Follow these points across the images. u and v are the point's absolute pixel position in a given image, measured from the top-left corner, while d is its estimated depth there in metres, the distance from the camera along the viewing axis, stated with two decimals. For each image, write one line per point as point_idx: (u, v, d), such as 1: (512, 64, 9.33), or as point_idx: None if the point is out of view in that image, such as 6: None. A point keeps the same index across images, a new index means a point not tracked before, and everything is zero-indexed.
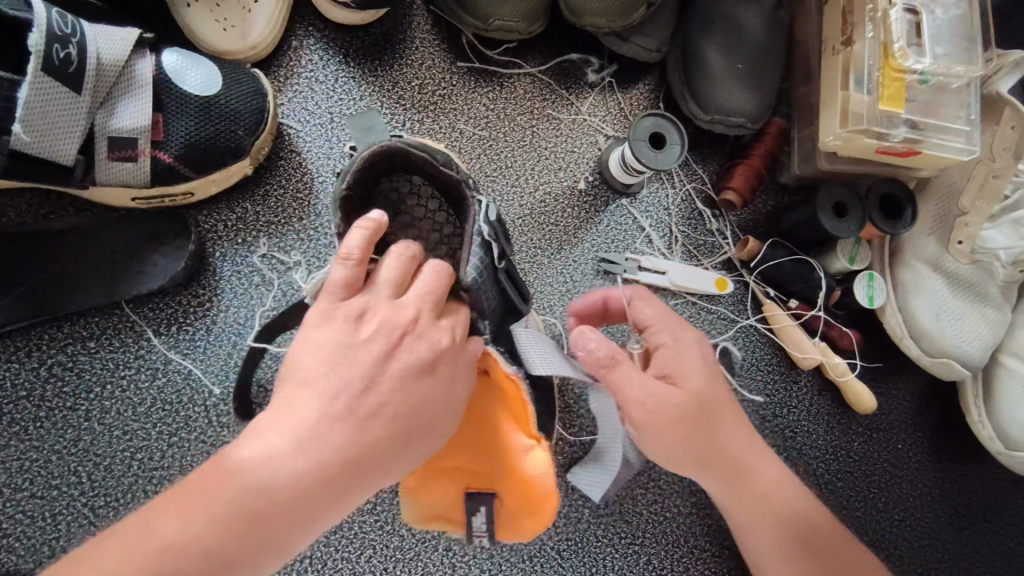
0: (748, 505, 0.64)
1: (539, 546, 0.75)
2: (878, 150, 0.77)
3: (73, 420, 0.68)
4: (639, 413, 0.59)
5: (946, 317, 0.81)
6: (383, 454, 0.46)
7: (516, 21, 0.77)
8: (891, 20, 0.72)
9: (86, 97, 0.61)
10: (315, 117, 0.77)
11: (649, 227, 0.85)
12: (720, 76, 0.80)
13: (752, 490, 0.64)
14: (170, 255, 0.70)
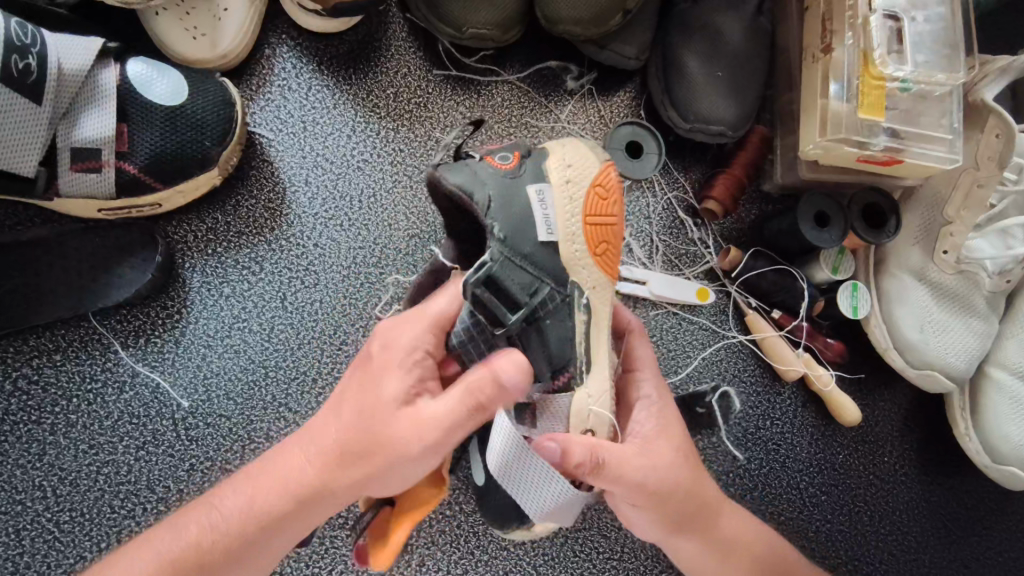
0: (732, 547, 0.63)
1: (514, 561, 0.74)
2: (859, 159, 0.75)
3: (37, 434, 0.66)
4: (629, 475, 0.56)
5: (931, 329, 0.80)
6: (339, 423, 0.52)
7: (491, 29, 0.76)
8: (871, 27, 0.72)
9: (46, 109, 0.60)
10: (288, 126, 0.76)
11: (630, 237, 0.83)
12: (699, 84, 0.79)
13: (723, 543, 0.63)
14: (137, 267, 0.69)
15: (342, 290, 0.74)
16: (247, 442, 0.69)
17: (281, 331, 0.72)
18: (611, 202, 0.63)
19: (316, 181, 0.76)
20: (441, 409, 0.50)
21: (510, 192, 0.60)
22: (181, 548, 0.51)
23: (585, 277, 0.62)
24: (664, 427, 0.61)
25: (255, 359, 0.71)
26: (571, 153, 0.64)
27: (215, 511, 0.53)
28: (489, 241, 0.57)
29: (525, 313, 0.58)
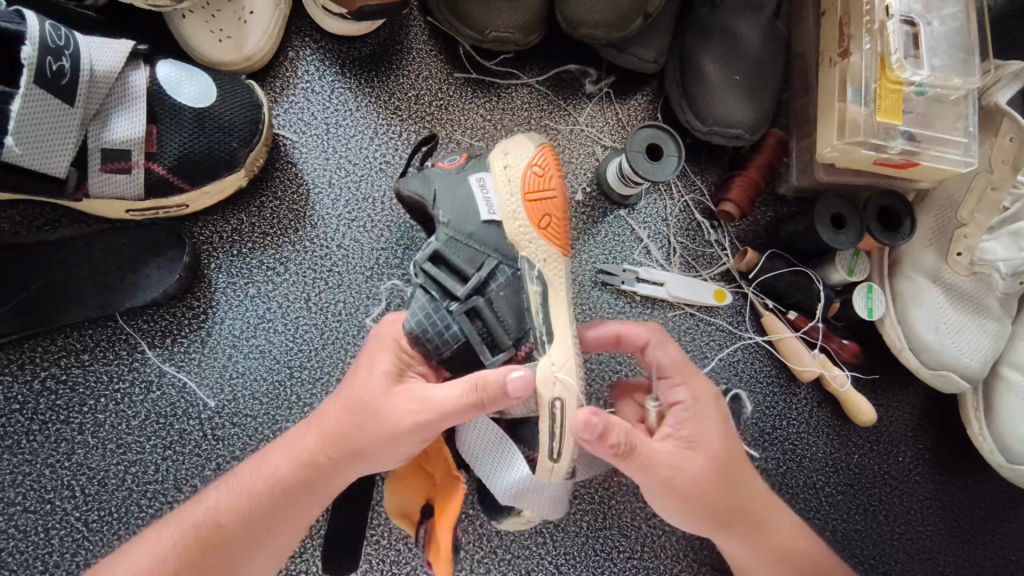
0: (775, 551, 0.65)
1: (536, 561, 0.75)
2: (876, 162, 0.77)
3: (65, 433, 0.67)
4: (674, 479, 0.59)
5: (945, 330, 0.81)
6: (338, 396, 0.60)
7: (513, 32, 0.77)
8: (889, 32, 0.71)
9: (78, 110, 0.60)
10: (312, 128, 0.77)
11: (648, 239, 0.84)
12: (717, 88, 0.80)
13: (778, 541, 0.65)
14: (164, 267, 0.69)
15: (366, 291, 0.75)
16: (272, 441, 0.69)
17: (306, 331, 0.72)
18: (547, 179, 0.65)
19: (340, 183, 0.76)
20: (446, 399, 0.55)
21: (454, 184, 0.68)
22: (201, 520, 0.56)
23: (534, 253, 0.64)
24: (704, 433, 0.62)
25: (280, 359, 0.72)
26: (509, 144, 0.68)
27: (232, 488, 0.58)
28: (437, 227, 0.66)
29: (475, 284, 0.64)
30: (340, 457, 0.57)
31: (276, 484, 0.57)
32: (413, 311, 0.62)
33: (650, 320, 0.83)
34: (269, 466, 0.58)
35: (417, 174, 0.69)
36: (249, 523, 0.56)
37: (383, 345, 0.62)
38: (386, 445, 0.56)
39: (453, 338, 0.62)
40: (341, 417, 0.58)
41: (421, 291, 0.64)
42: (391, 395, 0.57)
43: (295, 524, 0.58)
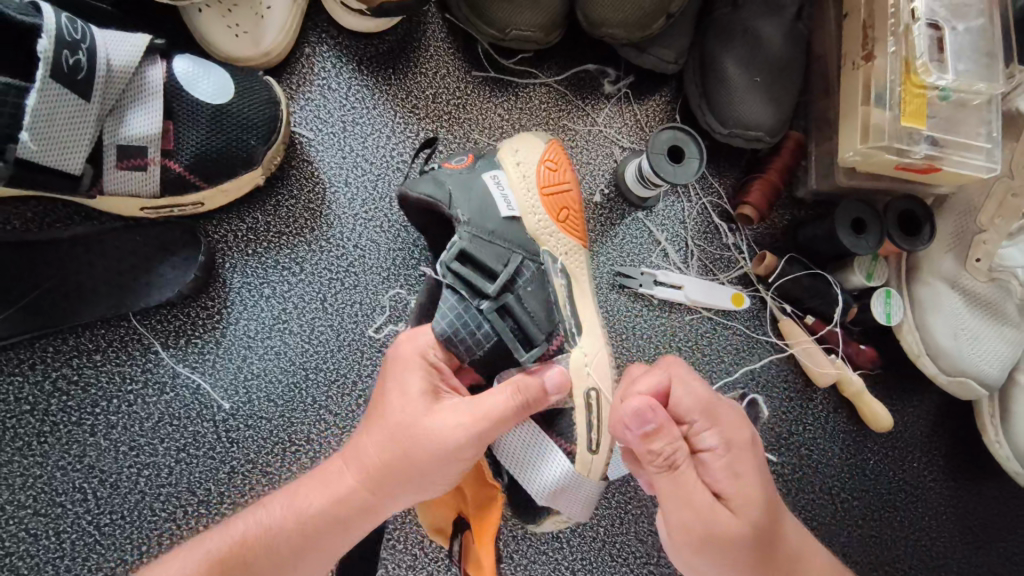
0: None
1: (552, 565, 0.74)
2: (897, 166, 0.76)
3: (76, 435, 0.66)
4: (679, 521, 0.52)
5: (964, 337, 0.80)
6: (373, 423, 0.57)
7: (534, 30, 0.76)
8: (913, 35, 0.71)
9: (95, 105, 0.59)
10: (328, 126, 0.76)
11: (665, 241, 0.84)
12: (738, 90, 0.79)
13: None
14: (178, 266, 0.68)
15: (384, 292, 0.73)
16: (287, 444, 0.68)
17: (321, 333, 0.71)
18: (560, 172, 0.71)
19: (356, 182, 0.75)
20: (496, 406, 0.55)
21: (468, 182, 0.67)
22: (227, 549, 0.52)
23: (554, 245, 0.69)
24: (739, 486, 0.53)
25: (295, 360, 0.70)
26: (518, 143, 0.72)
27: (258, 520, 0.54)
28: (457, 226, 0.65)
29: (503, 279, 0.65)
30: (380, 486, 0.54)
31: (310, 518, 0.54)
32: (443, 313, 0.61)
33: (667, 324, 0.82)
34: (299, 500, 0.55)
35: (429, 176, 0.66)
36: (283, 558, 0.52)
37: (406, 362, 0.59)
38: (437, 467, 0.54)
39: (484, 335, 0.62)
40: (378, 444, 0.55)
41: (449, 291, 0.63)
42: (433, 414, 0.56)
43: (328, 558, 0.54)
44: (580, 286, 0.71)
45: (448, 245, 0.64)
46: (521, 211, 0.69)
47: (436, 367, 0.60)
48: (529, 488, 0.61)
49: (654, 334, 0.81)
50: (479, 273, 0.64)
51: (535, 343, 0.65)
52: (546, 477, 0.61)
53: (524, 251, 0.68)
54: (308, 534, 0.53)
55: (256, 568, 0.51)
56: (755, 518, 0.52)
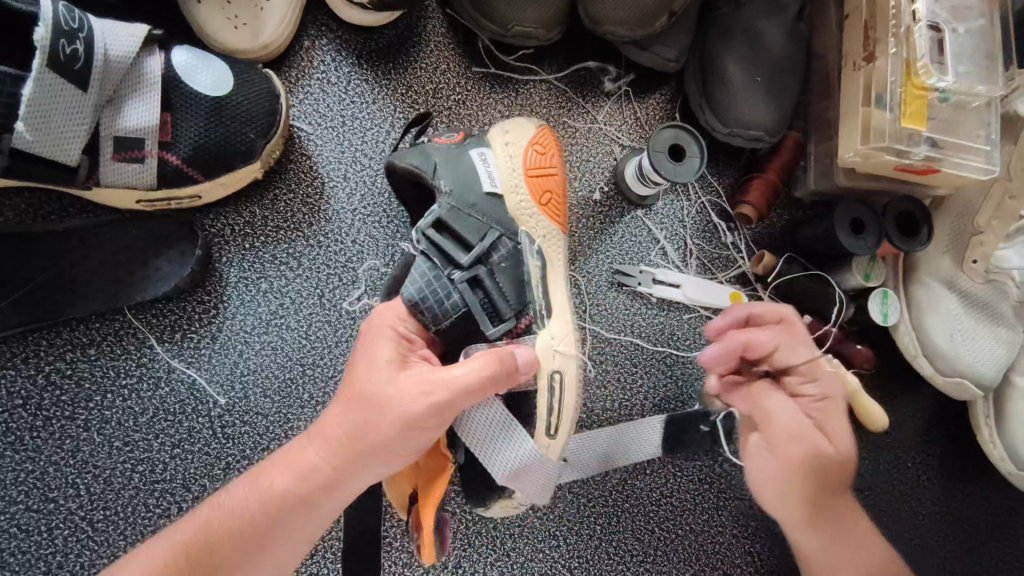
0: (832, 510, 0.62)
1: (548, 564, 0.74)
2: (897, 167, 0.76)
3: (69, 430, 0.65)
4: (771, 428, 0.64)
5: (960, 337, 0.81)
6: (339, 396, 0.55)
7: (536, 27, 0.75)
8: (914, 37, 0.71)
9: (92, 95, 0.58)
10: (327, 120, 0.75)
11: (664, 240, 0.83)
12: (738, 89, 0.79)
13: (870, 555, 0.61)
14: (175, 259, 0.67)
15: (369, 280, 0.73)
16: (283, 440, 0.68)
17: (318, 328, 0.71)
18: (548, 156, 0.69)
19: (355, 177, 0.75)
20: (460, 375, 0.52)
21: (455, 158, 0.67)
22: (191, 535, 0.51)
23: (534, 227, 0.67)
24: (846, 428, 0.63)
25: (292, 355, 0.70)
26: (509, 125, 0.70)
27: (223, 504, 0.53)
28: (438, 196, 0.64)
29: (477, 253, 0.63)
30: (346, 462, 0.52)
31: (273, 498, 0.52)
32: (414, 281, 0.60)
33: (666, 323, 0.81)
34: (261, 481, 0.53)
35: (421, 147, 0.67)
36: (246, 539, 0.51)
37: (375, 333, 0.57)
38: (402, 438, 0.51)
39: (452, 305, 0.61)
40: (344, 422, 0.53)
41: (422, 257, 0.62)
42: (399, 384, 0.53)
43: (298, 538, 0.53)
44: (557, 269, 0.68)
45: (427, 215, 0.64)
46: (503, 190, 0.67)
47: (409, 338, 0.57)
48: (492, 469, 0.59)
49: (653, 333, 0.81)
50: (454, 244, 0.64)
51: (502, 318, 0.63)
52: (509, 458, 0.59)
53: (504, 229, 0.66)
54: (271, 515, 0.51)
55: (218, 552, 0.50)
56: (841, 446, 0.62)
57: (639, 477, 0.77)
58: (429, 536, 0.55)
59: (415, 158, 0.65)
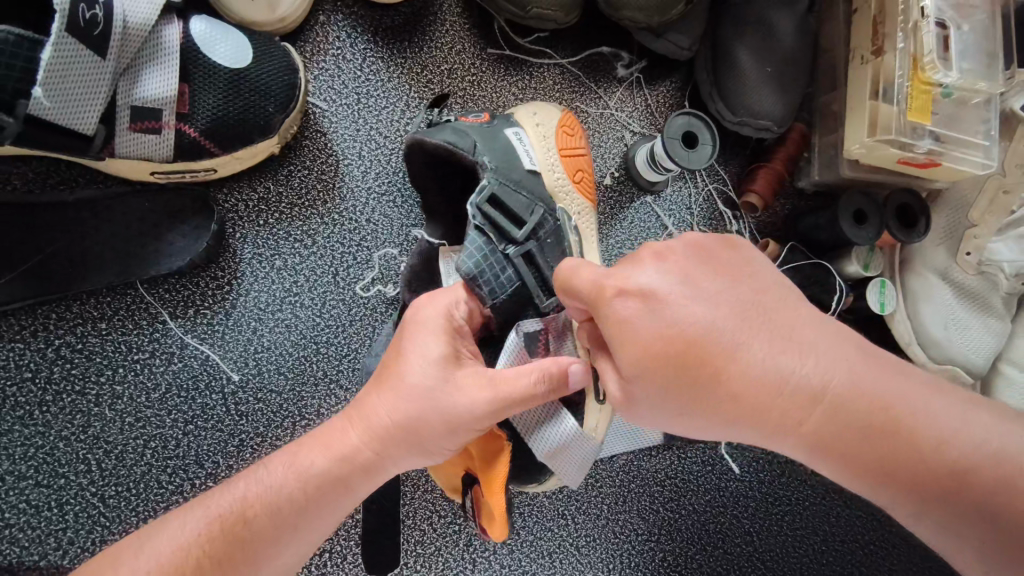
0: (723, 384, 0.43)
1: (557, 542, 0.75)
2: (900, 160, 0.79)
3: (80, 405, 0.64)
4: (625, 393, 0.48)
5: (953, 327, 0.84)
6: (383, 380, 0.55)
7: (554, 10, 0.75)
8: (922, 32, 0.73)
9: (110, 63, 0.57)
10: (342, 97, 0.74)
11: (672, 226, 0.85)
12: (750, 80, 0.80)
13: (881, 446, 0.41)
14: (188, 235, 0.66)
15: (381, 262, 0.72)
16: (298, 418, 0.67)
17: (332, 307, 0.70)
18: (576, 137, 0.71)
19: (370, 155, 0.74)
20: (520, 386, 0.53)
21: (491, 134, 0.66)
22: (228, 508, 0.50)
23: (569, 204, 0.69)
24: (654, 352, 0.44)
25: (306, 334, 0.69)
26: (533, 107, 0.72)
27: (260, 480, 0.52)
28: (482, 173, 0.63)
29: (529, 228, 0.63)
30: (392, 450, 0.54)
31: (313, 477, 0.52)
32: (471, 253, 0.60)
33: None
34: (300, 459, 0.53)
35: (453, 126, 0.66)
36: (286, 513, 0.51)
37: (427, 323, 0.56)
38: (451, 433, 0.53)
39: (507, 278, 0.62)
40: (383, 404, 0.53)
41: (474, 231, 0.62)
42: (449, 376, 0.54)
43: (331, 518, 0.53)
44: (591, 245, 0.70)
45: (478, 188, 0.62)
46: (545, 171, 0.68)
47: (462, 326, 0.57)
48: (535, 446, 0.60)
49: None
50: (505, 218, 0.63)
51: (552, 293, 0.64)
52: (554, 435, 0.60)
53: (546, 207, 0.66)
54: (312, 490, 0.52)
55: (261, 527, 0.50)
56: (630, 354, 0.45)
57: (645, 459, 0.79)
58: (502, 518, 0.55)
59: (448, 134, 0.64)
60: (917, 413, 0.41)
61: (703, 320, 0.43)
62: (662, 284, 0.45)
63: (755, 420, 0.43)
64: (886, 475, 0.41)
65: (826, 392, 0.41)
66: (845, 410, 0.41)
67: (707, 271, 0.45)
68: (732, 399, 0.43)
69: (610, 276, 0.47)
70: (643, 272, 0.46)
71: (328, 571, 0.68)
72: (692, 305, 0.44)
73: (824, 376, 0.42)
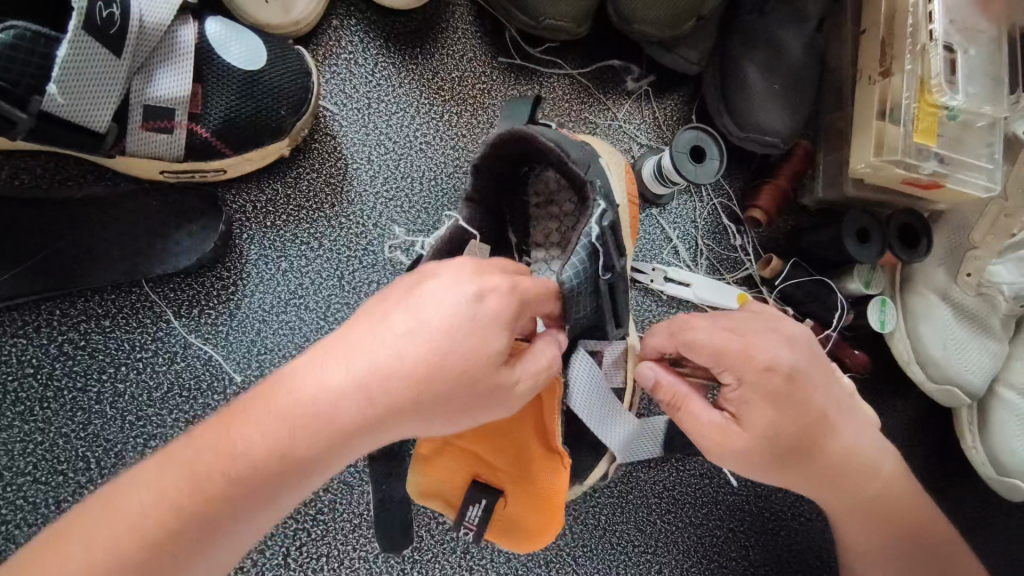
0: (810, 447, 0.59)
1: (554, 551, 0.75)
2: (904, 180, 0.79)
3: (82, 402, 0.63)
4: (708, 434, 0.59)
5: (952, 347, 0.84)
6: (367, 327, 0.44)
7: (567, 21, 0.76)
8: (930, 55, 0.74)
9: (125, 61, 0.57)
10: (353, 101, 0.75)
11: (677, 239, 0.85)
12: (758, 96, 0.81)
13: (894, 514, 0.64)
14: (195, 234, 0.66)
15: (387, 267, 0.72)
16: None
17: (337, 311, 0.70)
18: (634, 185, 0.75)
19: (379, 160, 0.74)
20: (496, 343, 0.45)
21: (591, 154, 0.67)
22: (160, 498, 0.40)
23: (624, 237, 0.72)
24: (770, 423, 0.57)
25: (310, 337, 0.69)
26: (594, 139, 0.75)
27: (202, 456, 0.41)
28: (591, 193, 0.62)
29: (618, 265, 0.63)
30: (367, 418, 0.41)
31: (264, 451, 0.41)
32: (573, 269, 0.59)
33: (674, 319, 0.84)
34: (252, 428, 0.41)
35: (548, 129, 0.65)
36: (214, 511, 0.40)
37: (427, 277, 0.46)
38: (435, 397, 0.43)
39: (590, 301, 0.61)
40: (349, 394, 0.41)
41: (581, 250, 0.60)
42: (455, 384, 0.43)
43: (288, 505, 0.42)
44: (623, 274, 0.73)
45: (598, 214, 0.61)
46: (621, 203, 0.70)
47: (502, 320, 0.45)
48: (579, 410, 0.63)
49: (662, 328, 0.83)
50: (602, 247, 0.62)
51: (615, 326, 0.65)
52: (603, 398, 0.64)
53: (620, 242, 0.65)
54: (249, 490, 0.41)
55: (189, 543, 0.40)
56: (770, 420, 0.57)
57: (644, 470, 0.79)
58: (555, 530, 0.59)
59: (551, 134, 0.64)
60: (924, 501, 0.65)
61: (825, 403, 0.59)
62: (787, 360, 0.58)
63: (820, 478, 0.61)
64: (892, 528, 0.64)
65: (837, 457, 0.61)
66: (879, 477, 0.63)
67: (797, 357, 0.59)
68: (821, 461, 0.60)
69: (800, 365, 0.58)
70: (774, 350, 0.58)
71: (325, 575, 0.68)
72: (823, 392, 0.59)
73: (891, 463, 0.64)
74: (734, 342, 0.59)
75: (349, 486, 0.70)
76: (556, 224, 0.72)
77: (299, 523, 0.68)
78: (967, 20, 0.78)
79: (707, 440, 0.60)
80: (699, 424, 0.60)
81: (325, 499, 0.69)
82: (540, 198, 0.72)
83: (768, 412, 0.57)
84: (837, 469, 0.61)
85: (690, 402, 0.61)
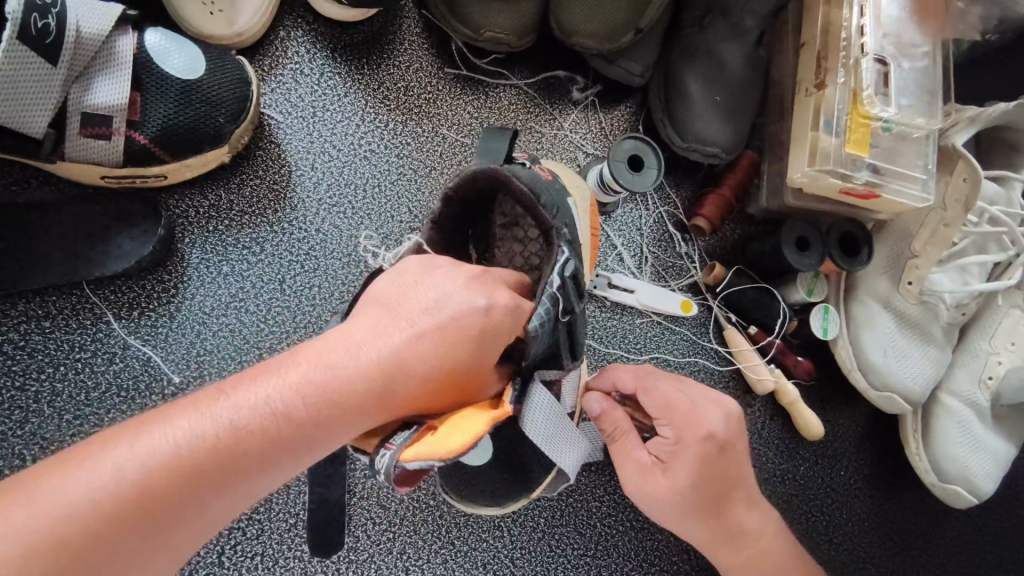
0: (717, 509, 0.62)
1: (492, 553, 0.75)
2: (841, 190, 0.80)
3: (20, 401, 0.65)
4: (632, 473, 0.62)
5: (893, 354, 0.85)
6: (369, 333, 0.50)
7: (507, 33, 0.78)
8: (862, 68, 0.76)
9: (61, 70, 0.59)
10: (298, 110, 0.77)
11: (622, 246, 0.87)
12: (699, 107, 0.82)
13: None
14: (136, 238, 0.68)
15: (337, 275, 0.74)
16: None
17: (278, 314, 0.72)
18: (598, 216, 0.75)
19: (323, 167, 0.76)
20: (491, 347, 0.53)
21: (560, 195, 0.64)
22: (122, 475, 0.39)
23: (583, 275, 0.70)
24: (694, 477, 0.59)
25: (249, 339, 0.71)
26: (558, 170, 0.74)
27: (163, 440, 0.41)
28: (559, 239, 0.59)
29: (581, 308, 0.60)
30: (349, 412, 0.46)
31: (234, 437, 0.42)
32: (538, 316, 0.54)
33: (618, 325, 0.85)
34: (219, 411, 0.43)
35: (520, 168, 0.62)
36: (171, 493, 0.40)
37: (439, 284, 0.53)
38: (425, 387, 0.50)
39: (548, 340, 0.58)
40: (343, 385, 0.46)
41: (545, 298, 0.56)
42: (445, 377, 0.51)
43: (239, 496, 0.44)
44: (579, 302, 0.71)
45: (562, 262, 0.57)
46: (585, 240, 0.71)
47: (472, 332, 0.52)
48: (531, 435, 0.59)
49: (606, 334, 0.85)
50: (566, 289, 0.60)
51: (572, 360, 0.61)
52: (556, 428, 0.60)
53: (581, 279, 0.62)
54: (218, 462, 0.42)
55: (185, 495, 0.40)
56: (687, 477, 0.60)
57: (585, 474, 0.80)
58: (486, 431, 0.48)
59: (521, 174, 0.60)
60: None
61: (739, 475, 0.63)
62: (719, 430, 0.61)
63: (718, 535, 0.64)
64: None
65: (734, 524, 0.64)
66: (772, 548, 0.65)
67: (731, 429, 0.62)
68: (721, 521, 0.63)
69: (732, 437, 0.62)
70: (710, 418, 0.61)
71: (259, 574, 0.69)
72: (740, 464, 0.62)
73: (785, 537, 0.67)
74: (678, 401, 0.62)
75: (286, 486, 0.71)
76: (519, 249, 0.67)
77: (234, 522, 0.69)
78: (901, 34, 0.80)
79: (631, 480, 0.62)
80: (633, 463, 0.62)
81: (261, 498, 0.70)
82: (505, 219, 0.67)
83: (689, 469, 0.60)
84: (734, 532, 0.64)
85: (624, 438, 0.63)
